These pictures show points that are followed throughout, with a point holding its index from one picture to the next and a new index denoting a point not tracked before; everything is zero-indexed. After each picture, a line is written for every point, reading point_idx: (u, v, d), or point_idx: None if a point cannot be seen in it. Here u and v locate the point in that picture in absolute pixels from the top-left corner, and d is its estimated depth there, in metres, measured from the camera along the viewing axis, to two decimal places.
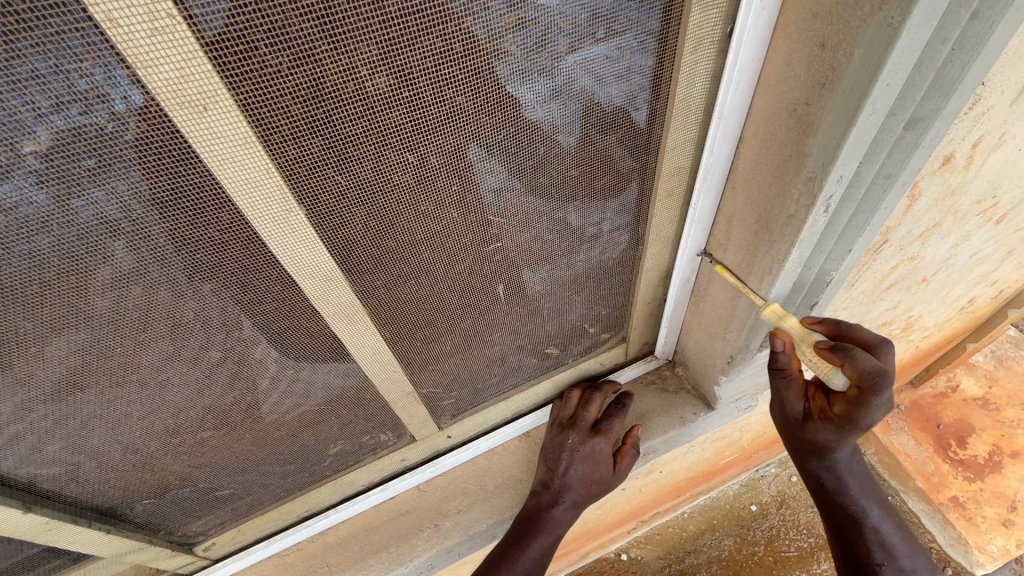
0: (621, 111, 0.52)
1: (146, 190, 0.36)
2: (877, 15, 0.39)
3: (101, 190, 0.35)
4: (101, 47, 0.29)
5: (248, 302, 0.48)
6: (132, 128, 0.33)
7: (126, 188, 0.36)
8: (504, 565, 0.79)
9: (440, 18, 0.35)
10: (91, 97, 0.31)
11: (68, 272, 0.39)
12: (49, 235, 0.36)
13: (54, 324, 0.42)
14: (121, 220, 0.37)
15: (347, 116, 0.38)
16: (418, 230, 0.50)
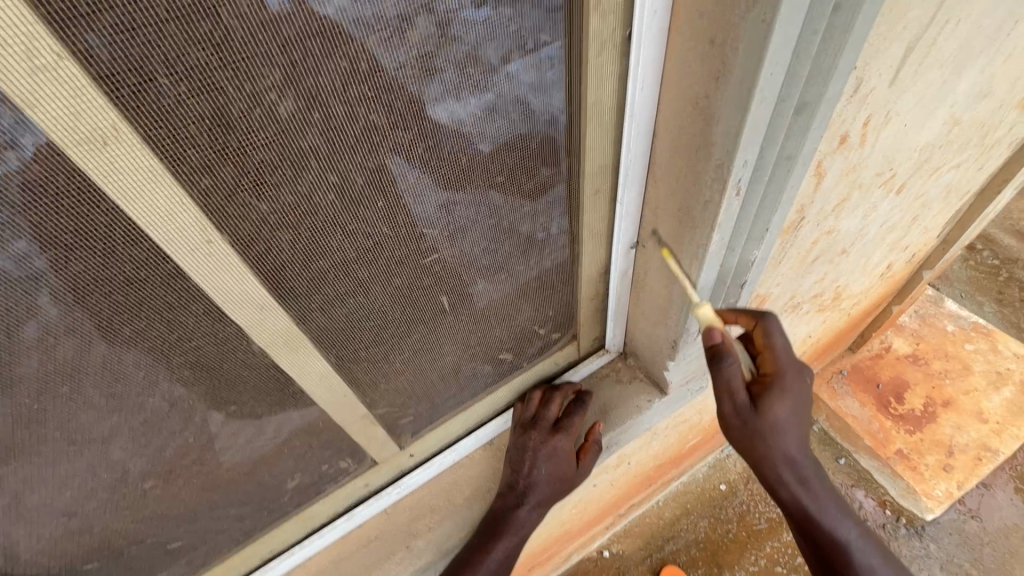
0: (538, 117, 0.54)
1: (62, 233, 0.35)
2: (752, 12, 0.43)
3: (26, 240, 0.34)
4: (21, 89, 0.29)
5: (178, 340, 0.46)
6: (57, 168, 0.32)
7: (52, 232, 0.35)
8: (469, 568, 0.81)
9: (342, 37, 0.36)
10: None
11: None
12: None
13: None
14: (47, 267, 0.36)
15: (259, 141, 0.38)
16: (350, 249, 0.50)
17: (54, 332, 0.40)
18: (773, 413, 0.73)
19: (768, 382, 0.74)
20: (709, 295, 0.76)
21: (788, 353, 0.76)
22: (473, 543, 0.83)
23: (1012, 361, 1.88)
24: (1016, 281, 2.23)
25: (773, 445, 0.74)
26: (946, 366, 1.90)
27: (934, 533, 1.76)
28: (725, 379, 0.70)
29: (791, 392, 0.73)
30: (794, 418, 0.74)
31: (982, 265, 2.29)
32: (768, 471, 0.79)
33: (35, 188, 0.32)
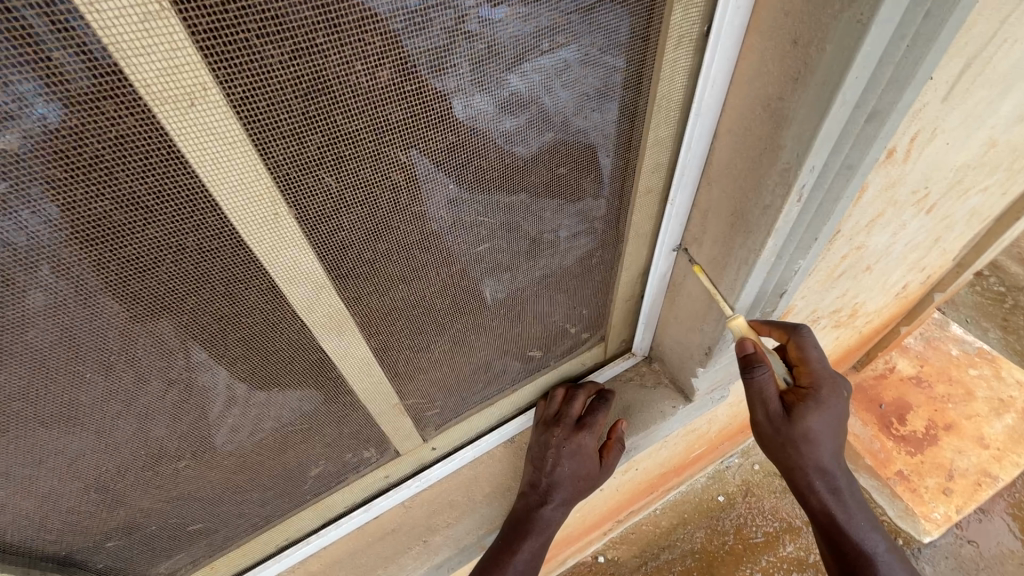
0: (604, 109, 0.53)
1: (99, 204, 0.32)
2: (847, 12, 0.42)
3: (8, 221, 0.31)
4: (10, 54, 0.26)
5: (234, 316, 0.45)
6: (61, 144, 0.29)
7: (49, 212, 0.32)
8: (495, 569, 0.79)
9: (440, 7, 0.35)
10: (67, 93, 0.28)
11: (30, 289, 0.34)
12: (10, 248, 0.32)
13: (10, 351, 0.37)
14: (53, 245, 0.33)
15: (346, 111, 0.36)
16: (411, 232, 0.49)
17: (85, 307, 0.37)
18: (808, 422, 0.72)
19: (804, 392, 0.73)
20: (750, 303, 0.75)
21: (824, 364, 0.74)
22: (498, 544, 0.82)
23: (1014, 388, 1.88)
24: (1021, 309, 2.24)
25: (805, 454, 0.73)
26: (947, 391, 1.90)
27: (931, 556, 1.74)
28: (758, 389, 0.70)
29: (827, 403, 0.72)
30: (829, 428, 0.73)
31: (989, 291, 2.30)
32: (800, 480, 0.78)
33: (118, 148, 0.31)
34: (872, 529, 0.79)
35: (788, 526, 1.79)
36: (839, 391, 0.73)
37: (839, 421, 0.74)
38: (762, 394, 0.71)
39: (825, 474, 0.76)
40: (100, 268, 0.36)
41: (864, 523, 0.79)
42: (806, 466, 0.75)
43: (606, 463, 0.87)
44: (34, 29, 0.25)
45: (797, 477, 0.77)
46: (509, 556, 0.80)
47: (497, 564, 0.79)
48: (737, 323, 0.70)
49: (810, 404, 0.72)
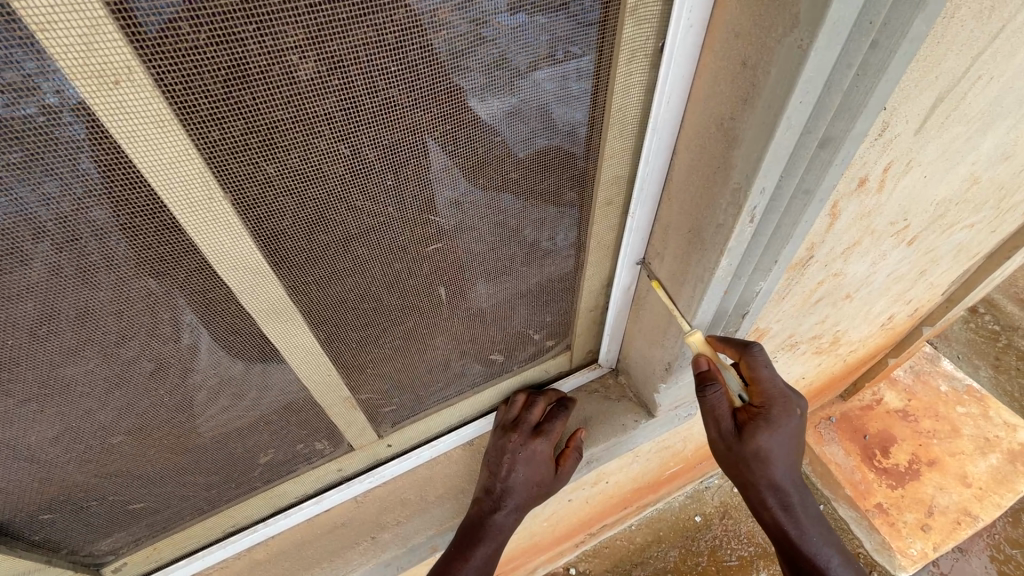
0: (559, 118, 0.53)
1: (93, 176, 0.35)
2: (789, 36, 0.42)
3: (27, 189, 0.34)
4: None
5: (166, 296, 0.45)
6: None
7: (64, 181, 0.35)
8: None
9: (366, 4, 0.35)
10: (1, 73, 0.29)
11: None
12: None
13: None
14: (64, 212, 0.36)
15: (273, 100, 0.37)
16: (353, 224, 0.49)
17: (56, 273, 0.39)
18: (757, 440, 0.72)
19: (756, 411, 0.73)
20: (709, 322, 0.75)
21: (779, 384, 0.73)
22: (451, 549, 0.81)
23: (1000, 429, 1.86)
24: (1013, 349, 2.22)
25: (756, 471, 0.74)
26: (935, 426, 1.89)
27: None
28: (709, 405, 0.72)
29: (776, 423, 0.72)
30: (779, 446, 0.73)
31: (982, 329, 2.28)
32: (755, 494, 0.78)
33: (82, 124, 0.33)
34: (828, 548, 0.78)
35: (761, 551, 1.77)
36: (793, 411, 0.73)
37: (793, 439, 0.74)
38: (712, 410, 0.72)
39: (778, 490, 0.76)
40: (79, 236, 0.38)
41: (819, 539, 0.78)
42: (758, 482, 0.75)
43: (562, 472, 0.87)
44: None
45: (752, 492, 0.78)
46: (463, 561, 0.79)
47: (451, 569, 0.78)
48: (693, 337, 0.71)
49: (760, 422, 0.72)
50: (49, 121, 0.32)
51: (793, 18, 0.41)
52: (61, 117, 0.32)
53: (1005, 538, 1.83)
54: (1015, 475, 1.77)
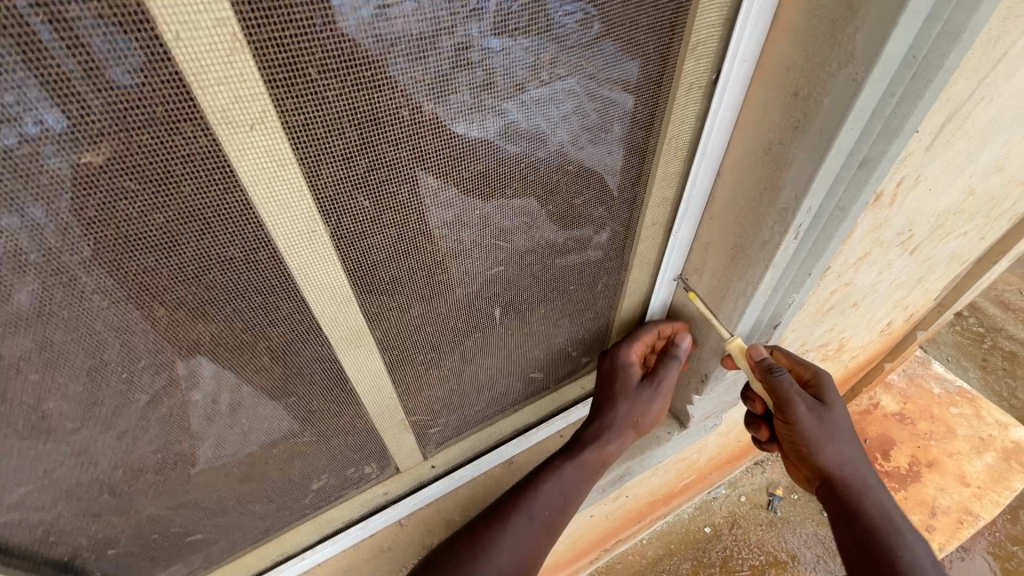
0: (617, 145, 0.57)
1: (187, 211, 0.35)
2: (844, 70, 0.46)
3: (120, 225, 0.34)
4: (126, 84, 0.29)
5: (263, 326, 0.47)
6: (138, 161, 0.32)
7: (156, 216, 0.35)
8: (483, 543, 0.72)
9: (471, 49, 0.39)
10: (157, 116, 0.31)
11: (88, 293, 0.36)
12: (77, 253, 0.34)
13: (60, 347, 0.39)
14: (110, 247, 0.35)
15: (386, 138, 0.40)
16: (436, 253, 0.51)
17: (97, 311, 0.38)
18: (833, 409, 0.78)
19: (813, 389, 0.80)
20: (746, 334, 0.78)
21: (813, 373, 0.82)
22: (508, 498, 0.78)
23: (993, 428, 1.93)
24: (999, 350, 2.30)
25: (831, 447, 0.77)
26: (931, 428, 1.94)
27: None
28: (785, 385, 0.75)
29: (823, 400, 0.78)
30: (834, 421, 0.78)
31: (968, 331, 2.37)
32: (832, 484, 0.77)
33: (140, 159, 0.32)
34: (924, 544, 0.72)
35: (772, 559, 1.79)
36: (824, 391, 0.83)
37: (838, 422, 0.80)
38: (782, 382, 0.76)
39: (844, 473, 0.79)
40: (98, 273, 0.36)
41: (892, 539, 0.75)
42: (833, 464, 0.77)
43: (654, 383, 0.83)
44: (133, 59, 0.28)
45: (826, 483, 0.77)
46: (494, 532, 0.73)
47: (504, 521, 0.74)
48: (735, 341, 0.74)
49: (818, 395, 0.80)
50: (186, 159, 0.33)
51: (849, 54, 0.45)
52: (126, 150, 0.31)
53: (1005, 535, 1.85)
54: (1010, 472, 1.83)
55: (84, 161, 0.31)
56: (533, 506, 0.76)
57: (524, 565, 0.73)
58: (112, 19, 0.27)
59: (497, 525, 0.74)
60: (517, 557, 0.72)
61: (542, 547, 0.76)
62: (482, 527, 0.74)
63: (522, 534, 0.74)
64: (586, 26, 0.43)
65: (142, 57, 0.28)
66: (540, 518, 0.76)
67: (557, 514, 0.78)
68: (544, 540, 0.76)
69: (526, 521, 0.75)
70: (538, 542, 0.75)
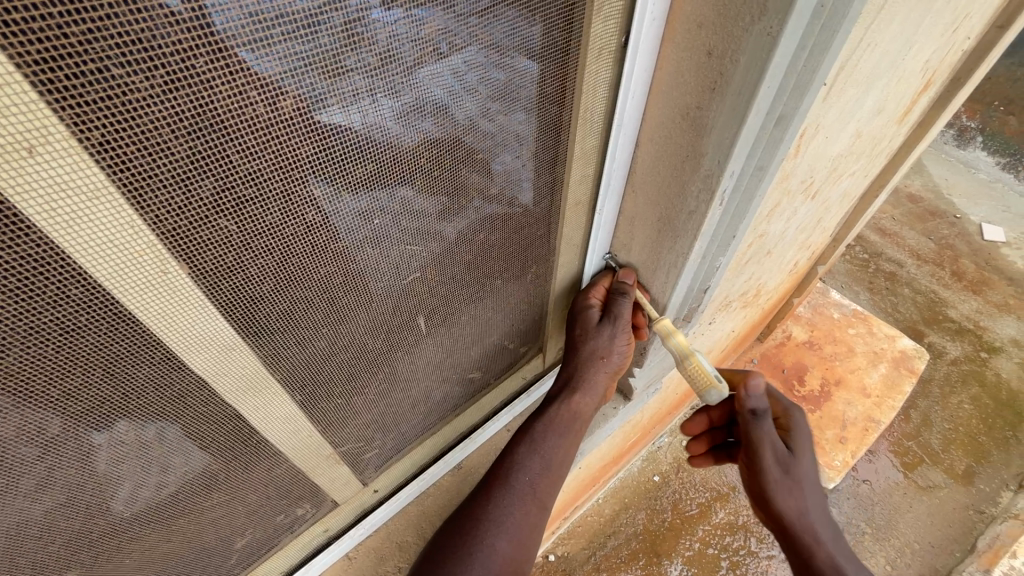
0: (526, 123, 0.51)
1: None
2: (757, 24, 0.43)
3: None
4: None
5: (122, 400, 0.37)
6: None
7: None
8: (462, 539, 0.66)
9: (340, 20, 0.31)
10: None
11: None
12: None
13: None
14: None
15: (242, 148, 0.31)
16: (334, 274, 0.43)
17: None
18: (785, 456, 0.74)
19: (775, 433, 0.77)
20: (679, 304, 0.77)
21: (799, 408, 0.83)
22: (489, 476, 0.73)
23: (884, 341, 2.13)
24: (881, 272, 2.54)
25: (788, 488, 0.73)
26: (835, 350, 2.10)
27: (836, 499, 1.88)
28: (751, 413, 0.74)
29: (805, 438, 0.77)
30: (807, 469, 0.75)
31: (856, 258, 2.59)
32: (801, 535, 0.72)
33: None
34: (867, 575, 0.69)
35: (717, 494, 1.90)
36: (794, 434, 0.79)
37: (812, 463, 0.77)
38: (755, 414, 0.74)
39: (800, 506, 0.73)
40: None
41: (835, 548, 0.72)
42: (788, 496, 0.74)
43: (610, 319, 0.73)
44: None
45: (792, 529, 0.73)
46: (476, 518, 0.67)
47: (490, 498, 0.70)
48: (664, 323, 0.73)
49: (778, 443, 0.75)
50: None
51: (761, 7, 0.42)
52: None
53: (902, 433, 2.03)
54: (900, 378, 2.03)
55: None
56: (519, 483, 0.72)
57: (522, 540, 0.68)
58: None
59: (485, 503, 0.69)
60: (513, 534, 0.67)
61: (536, 520, 0.71)
62: (468, 509, 0.69)
63: (510, 507, 0.69)
64: None
65: None
66: (527, 492, 0.71)
67: (545, 488, 0.73)
68: (536, 513, 0.71)
69: (512, 492, 0.70)
70: (529, 514, 0.70)
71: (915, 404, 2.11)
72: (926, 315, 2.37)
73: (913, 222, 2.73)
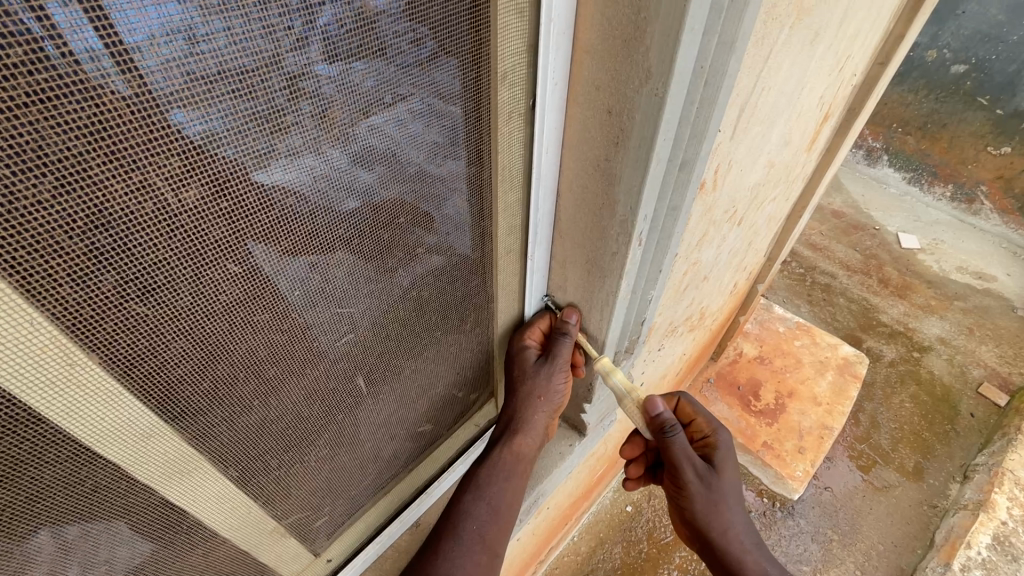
0: (448, 182, 0.53)
1: None
2: (645, 87, 0.48)
3: None
4: None
5: (27, 505, 0.35)
6: None
7: None
8: None
9: (265, 81, 0.32)
10: None
11: None
12: None
13: None
14: None
15: (148, 237, 0.32)
16: (260, 348, 0.43)
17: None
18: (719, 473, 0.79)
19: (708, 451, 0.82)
20: (617, 338, 0.80)
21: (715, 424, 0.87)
22: (437, 529, 0.71)
23: (828, 350, 2.25)
24: (817, 285, 2.70)
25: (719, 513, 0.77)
26: (785, 363, 2.19)
27: (802, 510, 1.93)
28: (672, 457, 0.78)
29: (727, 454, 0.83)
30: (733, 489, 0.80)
31: (793, 274, 2.75)
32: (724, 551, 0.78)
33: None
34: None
35: None
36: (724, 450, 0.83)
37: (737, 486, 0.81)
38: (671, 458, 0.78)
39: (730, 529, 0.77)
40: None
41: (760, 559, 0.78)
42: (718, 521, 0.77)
43: (548, 361, 0.75)
44: None
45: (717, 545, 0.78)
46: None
47: (439, 551, 0.68)
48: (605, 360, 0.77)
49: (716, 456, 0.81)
50: None
51: (646, 72, 0.47)
52: None
53: (854, 437, 2.12)
54: (846, 384, 2.14)
55: None
56: (467, 532, 0.70)
57: None
58: None
59: (433, 558, 0.67)
60: None
61: (488, 570, 0.69)
62: (417, 567, 0.67)
63: (460, 559, 0.68)
64: (359, 68, 0.37)
65: None
66: (477, 541, 0.70)
67: (495, 534, 0.72)
68: (487, 563, 0.70)
69: (461, 543, 0.69)
70: (481, 564, 0.69)
71: (862, 407, 2.21)
72: (861, 322, 2.52)
73: (840, 236, 2.94)
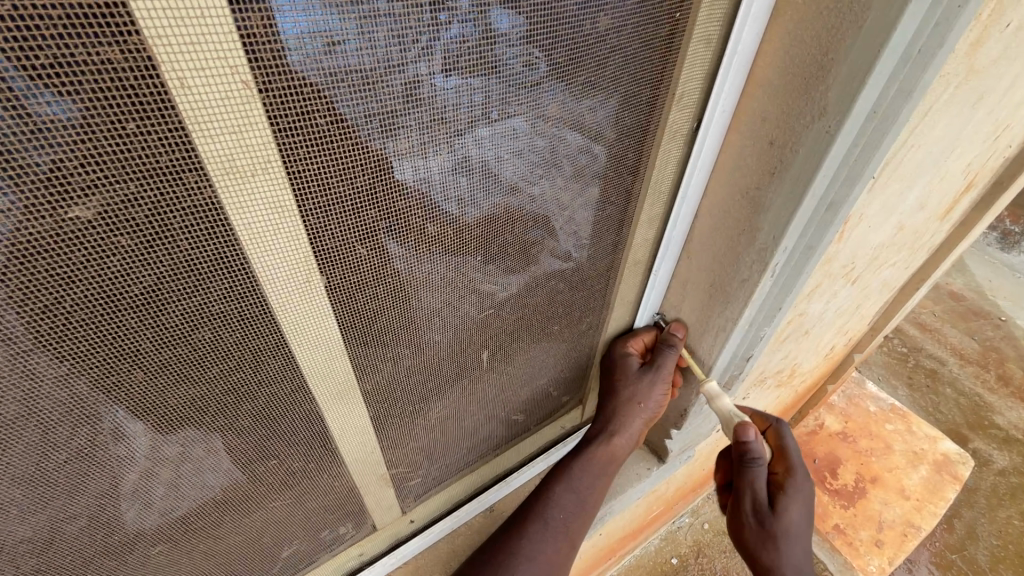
0: (603, 187, 0.58)
1: (179, 265, 0.33)
2: (817, 123, 0.50)
3: (104, 281, 0.31)
4: (102, 127, 0.26)
5: (250, 386, 0.44)
6: (133, 215, 0.29)
7: (140, 271, 0.32)
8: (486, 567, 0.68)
9: (431, 52, 0.34)
10: (163, 169, 0.29)
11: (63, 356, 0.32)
12: (60, 315, 0.31)
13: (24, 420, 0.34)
14: (91, 305, 0.31)
15: (391, 187, 0.39)
16: (431, 300, 0.51)
17: (34, 380, 0.32)
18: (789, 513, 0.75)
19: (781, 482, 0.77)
20: (722, 368, 0.79)
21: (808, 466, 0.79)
22: (522, 510, 0.75)
23: (924, 441, 2.04)
24: (922, 368, 2.47)
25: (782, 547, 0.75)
26: (871, 445, 2.02)
27: None
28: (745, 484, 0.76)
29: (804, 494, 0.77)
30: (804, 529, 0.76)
31: (895, 351, 2.54)
32: None
33: (126, 204, 0.29)
34: None
35: None
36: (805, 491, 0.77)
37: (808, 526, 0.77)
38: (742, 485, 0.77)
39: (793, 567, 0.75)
40: (50, 333, 0.31)
41: None
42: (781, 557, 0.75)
43: (653, 369, 0.77)
44: (140, 101, 0.27)
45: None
46: (507, 550, 0.69)
47: (524, 532, 0.71)
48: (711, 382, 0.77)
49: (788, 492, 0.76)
50: (186, 211, 0.31)
51: (821, 109, 0.49)
52: (124, 205, 0.29)
53: (944, 544, 1.91)
54: (942, 484, 1.92)
55: (70, 215, 0.28)
56: (553, 519, 0.73)
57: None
58: (126, 66, 0.26)
59: (518, 537, 0.71)
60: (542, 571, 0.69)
61: (564, 561, 0.72)
62: (502, 541, 0.71)
63: (542, 543, 0.71)
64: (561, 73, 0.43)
65: (147, 106, 0.27)
66: (560, 530, 0.73)
67: (577, 527, 0.75)
68: (565, 553, 0.72)
69: (545, 529, 0.72)
70: (559, 553, 0.72)
71: (958, 513, 1.98)
72: (970, 418, 2.27)
73: (955, 321, 2.68)
